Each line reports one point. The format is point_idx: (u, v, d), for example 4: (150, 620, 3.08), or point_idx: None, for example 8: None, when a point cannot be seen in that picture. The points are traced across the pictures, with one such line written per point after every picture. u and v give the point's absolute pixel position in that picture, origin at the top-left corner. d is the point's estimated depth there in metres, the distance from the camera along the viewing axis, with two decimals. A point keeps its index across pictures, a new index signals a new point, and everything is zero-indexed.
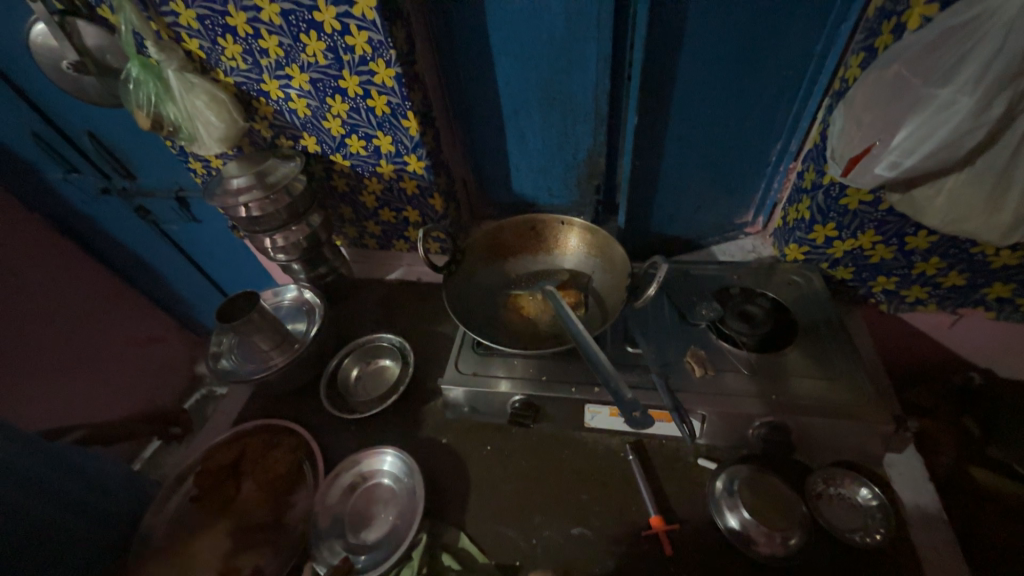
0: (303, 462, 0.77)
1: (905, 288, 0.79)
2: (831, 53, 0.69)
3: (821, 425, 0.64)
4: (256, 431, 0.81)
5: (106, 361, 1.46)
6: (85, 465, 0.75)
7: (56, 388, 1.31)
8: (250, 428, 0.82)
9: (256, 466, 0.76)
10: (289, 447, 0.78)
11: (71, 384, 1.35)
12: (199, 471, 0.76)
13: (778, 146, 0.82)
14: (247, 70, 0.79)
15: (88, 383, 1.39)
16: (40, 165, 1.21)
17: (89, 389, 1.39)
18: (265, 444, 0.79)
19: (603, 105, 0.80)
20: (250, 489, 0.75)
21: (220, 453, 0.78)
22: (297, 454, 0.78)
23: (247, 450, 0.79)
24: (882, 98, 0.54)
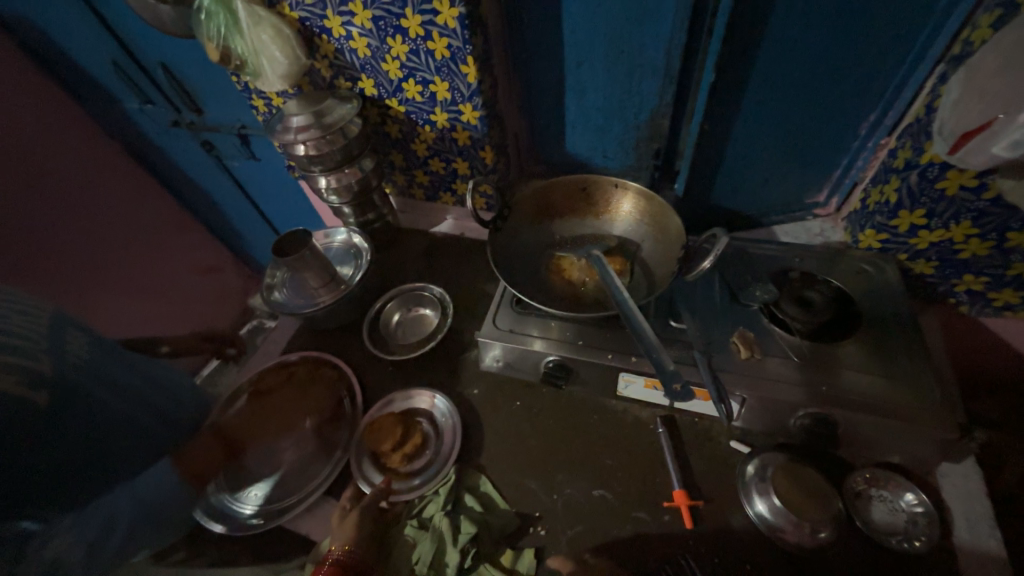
0: (343, 394, 0.82)
1: (993, 291, 0.71)
2: (957, 10, 0.60)
3: (871, 424, 0.60)
4: (302, 361, 0.87)
5: (171, 285, 1.59)
6: (154, 373, 0.84)
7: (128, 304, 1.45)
8: (297, 358, 0.87)
9: (303, 393, 0.83)
10: (333, 380, 0.84)
11: (141, 303, 1.50)
12: (251, 392, 0.83)
13: (870, 118, 0.73)
14: (311, 5, 0.78)
15: (154, 303, 1.54)
16: (118, 94, 1.27)
17: (155, 309, 1.54)
18: (311, 375, 0.85)
19: (675, 62, 0.74)
20: (295, 412, 0.81)
21: (270, 378, 0.85)
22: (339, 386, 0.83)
23: (296, 378, 0.85)
24: (1017, 65, 0.47)
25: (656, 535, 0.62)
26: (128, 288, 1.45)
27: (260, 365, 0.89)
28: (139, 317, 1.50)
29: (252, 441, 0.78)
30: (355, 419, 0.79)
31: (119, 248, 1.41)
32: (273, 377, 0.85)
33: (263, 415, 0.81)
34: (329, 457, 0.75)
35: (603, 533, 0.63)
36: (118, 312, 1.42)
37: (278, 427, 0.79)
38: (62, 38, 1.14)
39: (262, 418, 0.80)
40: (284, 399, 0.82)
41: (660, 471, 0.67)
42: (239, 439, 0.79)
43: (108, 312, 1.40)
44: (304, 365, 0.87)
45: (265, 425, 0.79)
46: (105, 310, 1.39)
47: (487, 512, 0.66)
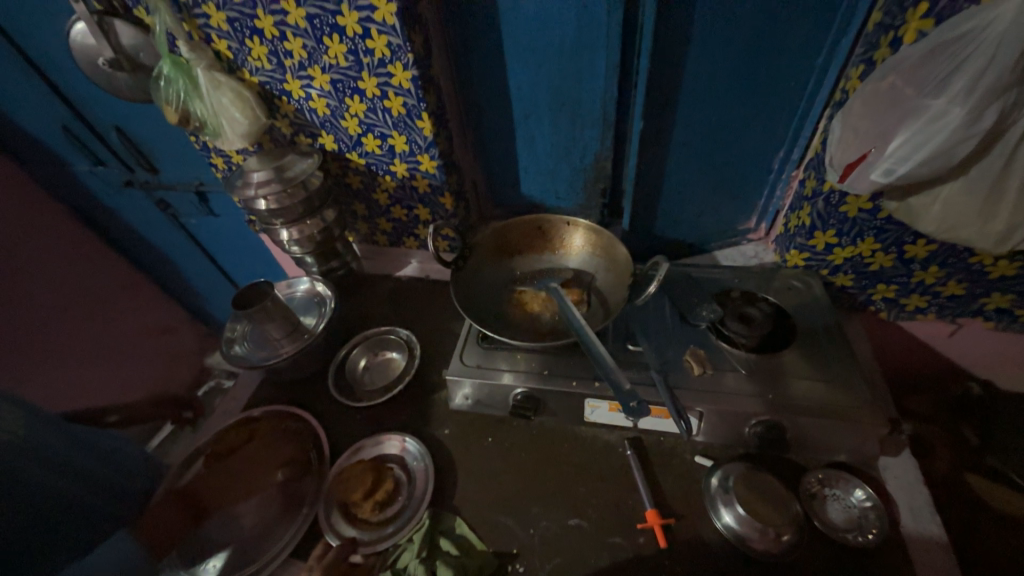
0: (308, 447, 0.79)
1: (904, 297, 0.80)
2: (832, 65, 0.72)
3: (815, 425, 0.65)
4: (265, 416, 0.84)
5: (120, 349, 1.50)
6: (101, 443, 0.79)
7: (67, 373, 1.35)
8: (260, 412, 0.85)
9: (266, 449, 0.79)
10: (298, 434, 0.81)
11: (86, 370, 1.40)
12: (209, 453, 0.79)
13: (780, 154, 0.84)
14: (271, 70, 0.83)
15: (100, 369, 1.44)
16: (67, 157, 1.26)
17: (101, 376, 1.44)
18: (275, 429, 0.82)
19: (610, 112, 0.83)
20: (258, 470, 0.77)
21: (230, 437, 0.81)
22: (303, 440, 0.80)
23: (258, 435, 0.82)
24: (878, 108, 0.56)
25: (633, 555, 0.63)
26: (71, 355, 1.36)
27: (219, 424, 0.85)
28: (83, 386, 1.39)
29: (212, 506, 0.73)
30: (322, 471, 0.76)
31: (62, 313, 1.34)
32: (234, 434, 0.82)
33: (224, 477, 0.77)
34: (293, 513, 0.72)
35: (581, 563, 0.63)
36: (58, 382, 1.32)
37: (241, 488, 0.75)
38: (9, 104, 1.13)
39: (223, 480, 0.76)
40: (247, 457, 0.79)
41: (633, 493, 0.68)
42: (198, 504, 0.74)
43: (48, 383, 1.30)
44: (267, 420, 0.84)
45: (226, 487, 0.75)
46: (44, 380, 1.29)
47: (463, 555, 0.64)
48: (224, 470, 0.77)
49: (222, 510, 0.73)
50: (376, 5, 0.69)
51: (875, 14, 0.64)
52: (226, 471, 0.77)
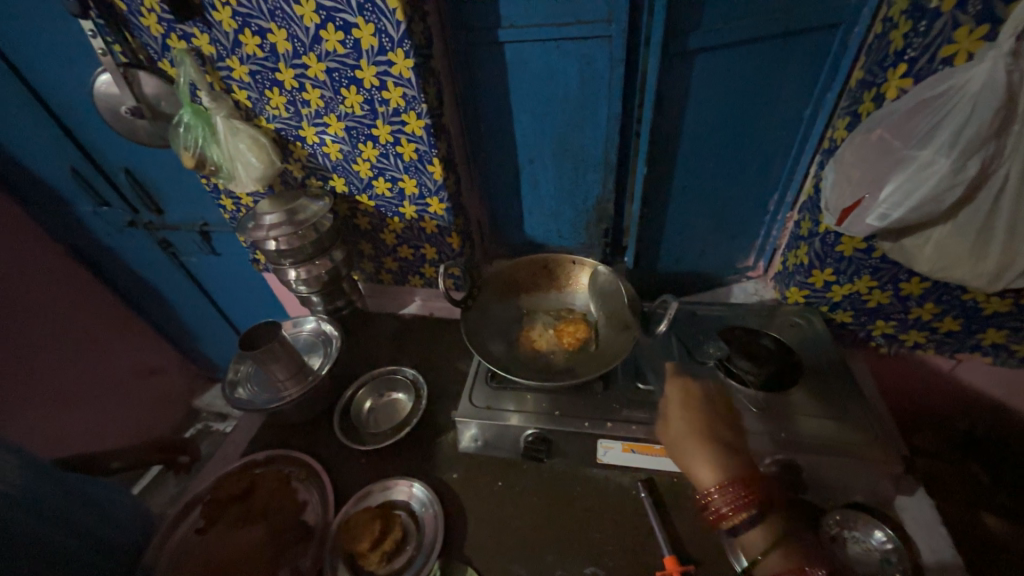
0: (310, 496, 0.77)
1: (903, 332, 0.82)
2: (820, 116, 0.77)
3: (829, 464, 0.65)
4: (266, 464, 0.82)
5: (108, 391, 1.46)
6: (92, 492, 0.75)
7: (52, 416, 1.30)
8: (261, 458, 0.82)
9: (267, 496, 0.76)
10: (300, 482, 0.79)
11: (69, 413, 1.35)
12: (207, 501, 0.76)
13: (775, 197, 0.89)
14: (287, 118, 0.87)
15: (85, 413, 1.39)
16: (72, 198, 1.27)
17: (85, 420, 1.39)
18: (276, 477, 0.79)
19: (612, 157, 0.87)
20: (258, 519, 0.74)
21: (231, 483, 0.78)
22: (306, 488, 0.78)
23: (258, 484, 0.79)
24: (868, 157, 0.60)
25: (717, 449, 0.62)
26: (56, 398, 1.31)
27: (218, 470, 0.83)
28: (65, 431, 1.34)
29: (208, 562, 0.69)
30: (325, 521, 0.73)
31: (51, 354, 1.30)
32: (234, 482, 0.79)
33: (223, 529, 0.73)
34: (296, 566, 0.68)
35: None
36: (40, 427, 1.27)
37: (240, 541, 0.71)
38: (21, 147, 1.15)
39: (221, 533, 0.72)
40: (247, 506, 0.76)
41: (725, 423, 0.66)
42: (192, 560, 0.70)
43: (30, 428, 1.24)
44: (267, 468, 0.81)
45: (224, 541, 0.71)
46: (26, 425, 1.23)
47: None
48: (222, 521, 0.74)
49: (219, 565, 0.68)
50: (394, 61, 0.73)
51: (857, 72, 0.71)
52: (224, 522, 0.74)
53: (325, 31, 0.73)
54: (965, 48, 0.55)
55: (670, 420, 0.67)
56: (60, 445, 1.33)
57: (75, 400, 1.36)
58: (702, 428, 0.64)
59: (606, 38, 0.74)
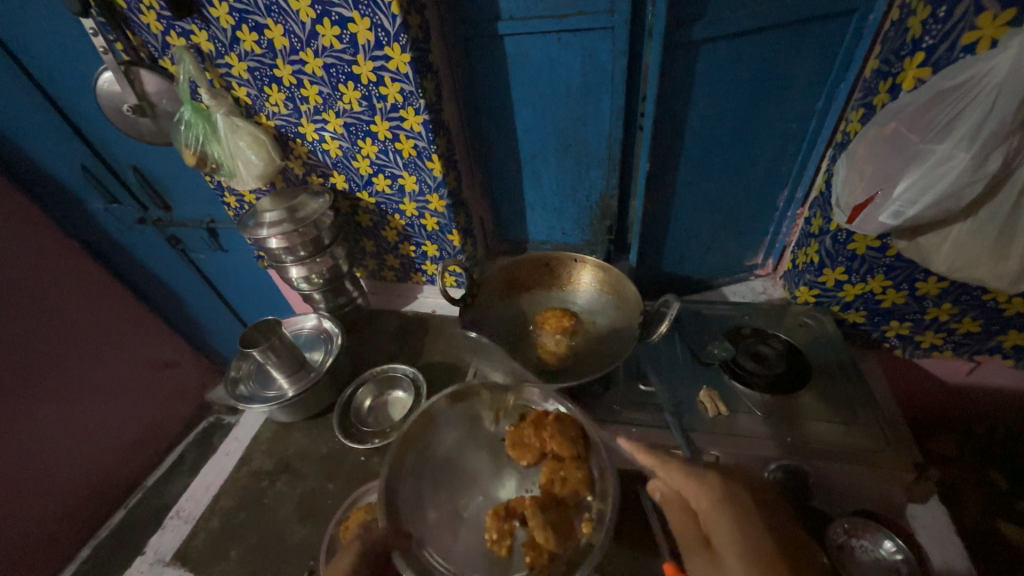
0: (576, 524, 0.59)
1: (919, 333, 0.79)
2: (833, 107, 0.74)
3: (841, 471, 0.63)
4: (533, 427, 0.67)
5: (123, 384, 1.48)
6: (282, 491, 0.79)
7: (68, 409, 1.32)
8: (545, 417, 0.68)
9: (497, 467, 0.66)
10: (589, 512, 0.60)
11: (88, 406, 1.37)
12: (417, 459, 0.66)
13: (785, 192, 0.86)
14: (287, 115, 0.86)
15: (99, 406, 1.41)
16: (84, 194, 1.29)
17: (101, 413, 1.41)
18: (532, 455, 0.65)
19: (616, 152, 0.85)
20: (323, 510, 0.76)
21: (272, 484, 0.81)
22: (582, 516, 0.60)
23: (524, 452, 0.65)
24: (882, 152, 0.57)
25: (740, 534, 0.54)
26: (74, 391, 1.34)
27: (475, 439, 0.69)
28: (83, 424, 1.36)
29: (415, 501, 0.62)
30: (513, 530, 0.59)
31: (68, 347, 1.32)
32: (463, 411, 0.71)
33: (436, 476, 0.65)
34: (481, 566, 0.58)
35: None
36: (58, 421, 1.29)
37: (430, 486, 0.64)
38: (32, 145, 1.17)
39: (444, 478, 0.65)
40: (433, 454, 0.67)
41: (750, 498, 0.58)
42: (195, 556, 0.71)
43: (48, 420, 1.27)
44: (537, 440, 0.66)
45: (438, 485, 0.64)
46: (45, 418, 1.26)
47: None
48: (446, 461, 0.66)
49: (432, 519, 0.61)
50: (391, 55, 0.72)
51: (872, 61, 0.67)
52: (433, 468, 0.66)
53: (321, 26, 0.72)
54: (989, 35, 0.52)
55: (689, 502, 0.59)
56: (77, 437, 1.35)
57: (92, 394, 1.39)
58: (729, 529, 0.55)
59: (608, 29, 0.72)
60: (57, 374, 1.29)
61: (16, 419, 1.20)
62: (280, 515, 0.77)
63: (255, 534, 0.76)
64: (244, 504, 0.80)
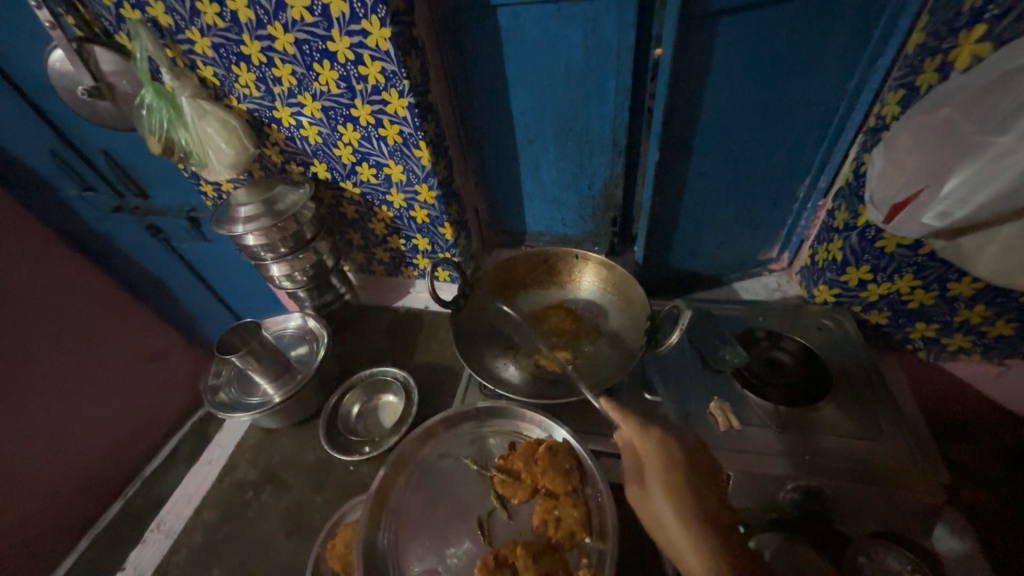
0: (574, 569, 0.57)
1: (946, 336, 0.73)
2: (867, 88, 0.66)
3: (862, 492, 0.58)
4: (523, 460, 0.65)
5: (120, 377, 1.41)
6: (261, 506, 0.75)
7: (65, 406, 1.25)
8: (538, 447, 0.66)
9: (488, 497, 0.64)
10: (587, 555, 0.57)
11: (86, 399, 1.31)
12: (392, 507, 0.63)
13: (806, 182, 0.79)
14: (260, 97, 0.78)
15: (97, 397, 1.34)
16: (55, 182, 1.21)
17: (97, 408, 1.34)
18: (524, 492, 0.63)
19: (621, 138, 0.78)
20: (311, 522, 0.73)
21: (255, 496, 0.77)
22: (580, 558, 0.57)
23: (514, 490, 0.63)
24: (930, 142, 0.50)
25: (700, 535, 0.49)
26: (65, 386, 1.26)
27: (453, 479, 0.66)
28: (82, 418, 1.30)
29: (397, 550, 0.60)
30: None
31: (53, 341, 1.24)
32: (451, 443, 0.69)
33: (422, 518, 0.62)
34: None
35: None
36: (51, 418, 1.22)
37: (415, 531, 0.61)
38: None
39: (431, 520, 0.62)
40: (421, 492, 0.65)
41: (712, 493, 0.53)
42: None
43: (41, 418, 1.19)
44: (529, 475, 0.63)
45: (425, 528, 0.61)
46: (37, 414, 1.19)
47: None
48: (434, 498, 0.64)
49: (419, 573, 0.58)
50: (369, 30, 0.64)
51: (915, 34, 0.59)
52: (416, 508, 0.63)
53: None
54: None
55: (648, 491, 0.53)
56: (78, 431, 1.28)
57: (87, 387, 1.31)
58: (689, 506, 0.51)
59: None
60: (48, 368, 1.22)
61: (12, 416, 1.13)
62: (265, 529, 0.74)
63: (239, 549, 0.72)
64: (227, 516, 0.76)
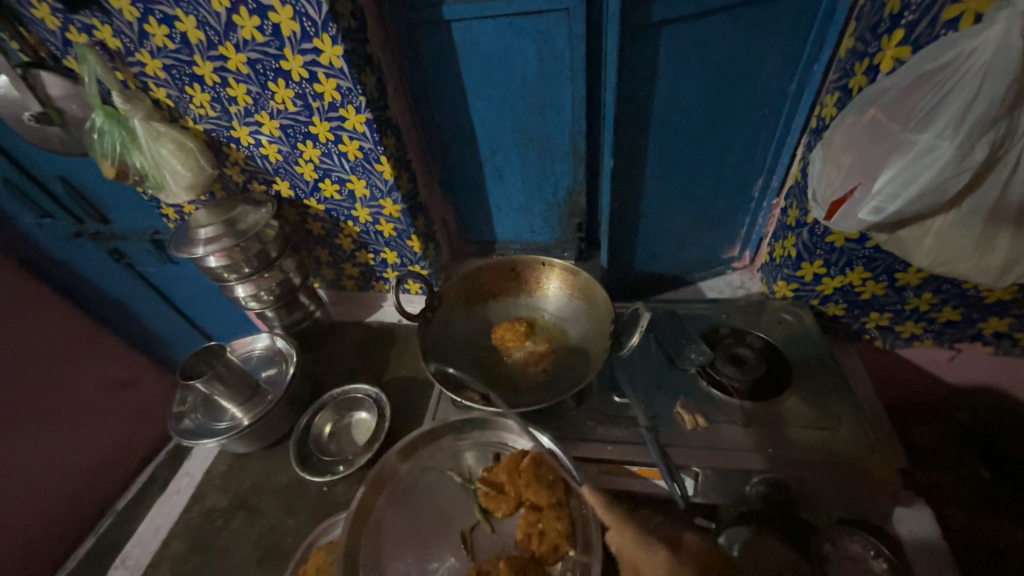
0: None
1: (899, 324, 0.76)
2: (807, 91, 0.69)
3: (825, 482, 0.59)
4: (507, 473, 0.64)
5: (88, 407, 1.35)
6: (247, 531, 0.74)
7: (29, 441, 1.19)
8: (521, 459, 0.65)
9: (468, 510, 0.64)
10: (572, 569, 0.57)
11: (53, 433, 1.25)
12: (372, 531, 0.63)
13: (760, 182, 0.81)
14: (215, 118, 0.77)
15: (65, 430, 1.28)
16: (10, 211, 1.17)
17: (66, 442, 1.28)
18: (508, 504, 0.62)
19: (580, 145, 0.79)
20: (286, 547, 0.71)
21: (227, 524, 0.75)
22: (564, 572, 0.57)
23: (497, 502, 0.62)
24: (861, 141, 0.52)
25: None
26: (29, 421, 1.20)
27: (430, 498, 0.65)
28: (48, 453, 1.23)
29: (376, 568, 0.59)
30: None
31: (16, 373, 1.18)
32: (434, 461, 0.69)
33: (404, 532, 0.61)
34: None
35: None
36: (15, 456, 1.16)
37: (397, 547, 0.60)
38: None
39: (415, 536, 0.62)
40: (398, 512, 0.64)
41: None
42: None
43: (5, 456, 1.13)
44: (512, 488, 0.62)
45: (407, 543, 0.61)
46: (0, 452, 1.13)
47: None
48: (417, 513, 0.63)
49: None
50: (321, 48, 0.64)
51: (846, 40, 0.62)
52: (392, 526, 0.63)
53: (239, 16, 0.63)
54: (973, 8, 0.47)
55: None
56: (46, 467, 1.22)
57: (53, 420, 1.25)
58: None
59: (563, 11, 0.65)
60: (11, 402, 1.16)
61: None
62: (238, 558, 0.71)
63: None
64: (196, 547, 0.74)
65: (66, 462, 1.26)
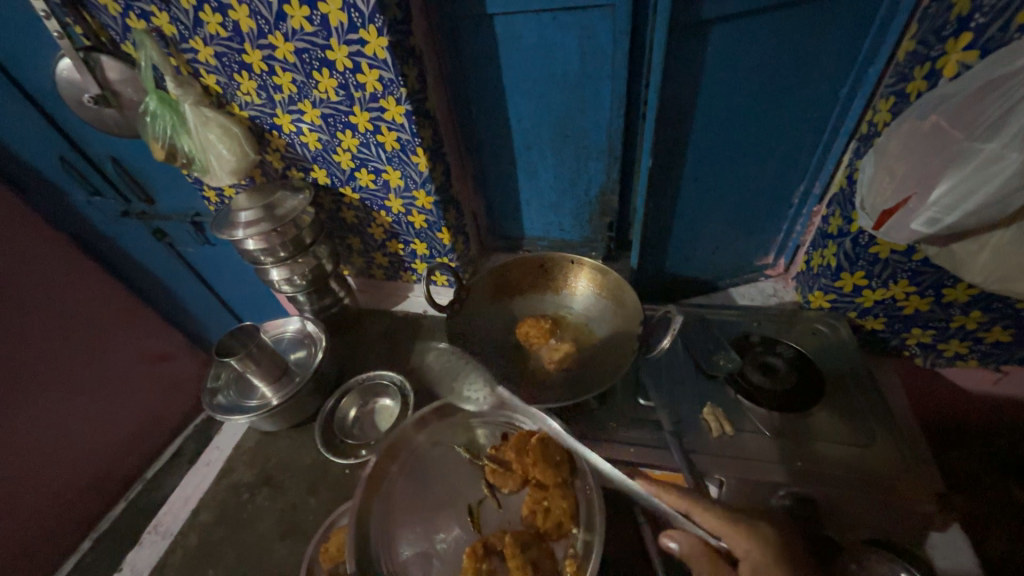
0: (561, 560, 0.56)
1: (942, 342, 0.73)
2: (858, 95, 0.66)
3: (856, 501, 0.58)
4: (514, 451, 0.65)
5: (126, 379, 1.41)
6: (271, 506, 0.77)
7: (71, 407, 1.25)
8: (528, 439, 0.66)
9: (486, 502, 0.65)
10: (574, 545, 0.57)
11: (93, 400, 1.31)
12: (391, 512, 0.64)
13: (801, 188, 0.79)
14: (261, 105, 0.79)
15: (103, 399, 1.35)
16: (65, 188, 1.23)
17: (105, 409, 1.34)
18: (514, 481, 0.63)
19: (616, 144, 0.78)
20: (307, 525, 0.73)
21: (252, 499, 0.78)
22: (566, 549, 0.57)
23: (505, 479, 0.63)
24: (918, 149, 0.50)
25: None
26: (73, 387, 1.26)
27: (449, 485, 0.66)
28: (89, 420, 1.30)
29: (395, 551, 0.60)
30: (492, 567, 0.57)
31: (63, 342, 1.24)
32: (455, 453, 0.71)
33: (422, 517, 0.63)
34: None
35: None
36: (59, 420, 1.22)
37: (411, 518, 0.63)
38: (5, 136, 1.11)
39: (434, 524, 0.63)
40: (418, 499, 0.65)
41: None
42: None
43: (50, 419, 1.20)
44: (519, 466, 0.64)
45: (416, 512, 0.63)
46: (44, 415, 1.19)
47: None
48: (426, 486, 0.65)
49: (409, 556, 0.59)
50: (367, 39, 0.65)
51: (905, 43, 0.60)
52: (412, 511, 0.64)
53: (290, 6, 0.65)
54: None
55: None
56: (85, 432, 1.28)
57: (94, 388, 1.32)
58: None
59: (608, 7, 0.64)
60: (57, 369, 1.23)
61: (20, 416, 1.13)
62: (261, 531, 0.74)
63: (232, 552, 0.73)
64: (222, 518, 0.77)
65: (104, 429, 1.33)
